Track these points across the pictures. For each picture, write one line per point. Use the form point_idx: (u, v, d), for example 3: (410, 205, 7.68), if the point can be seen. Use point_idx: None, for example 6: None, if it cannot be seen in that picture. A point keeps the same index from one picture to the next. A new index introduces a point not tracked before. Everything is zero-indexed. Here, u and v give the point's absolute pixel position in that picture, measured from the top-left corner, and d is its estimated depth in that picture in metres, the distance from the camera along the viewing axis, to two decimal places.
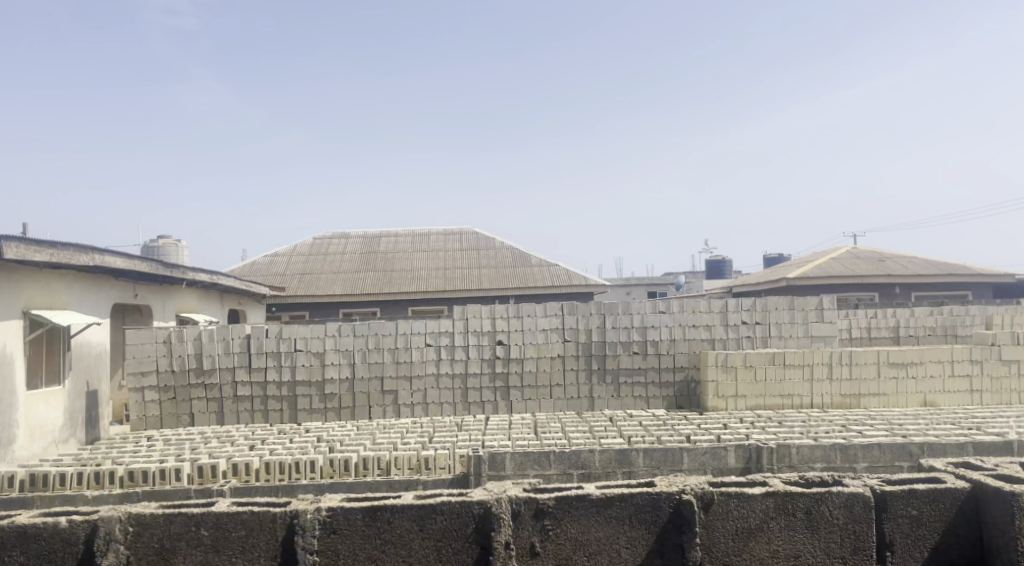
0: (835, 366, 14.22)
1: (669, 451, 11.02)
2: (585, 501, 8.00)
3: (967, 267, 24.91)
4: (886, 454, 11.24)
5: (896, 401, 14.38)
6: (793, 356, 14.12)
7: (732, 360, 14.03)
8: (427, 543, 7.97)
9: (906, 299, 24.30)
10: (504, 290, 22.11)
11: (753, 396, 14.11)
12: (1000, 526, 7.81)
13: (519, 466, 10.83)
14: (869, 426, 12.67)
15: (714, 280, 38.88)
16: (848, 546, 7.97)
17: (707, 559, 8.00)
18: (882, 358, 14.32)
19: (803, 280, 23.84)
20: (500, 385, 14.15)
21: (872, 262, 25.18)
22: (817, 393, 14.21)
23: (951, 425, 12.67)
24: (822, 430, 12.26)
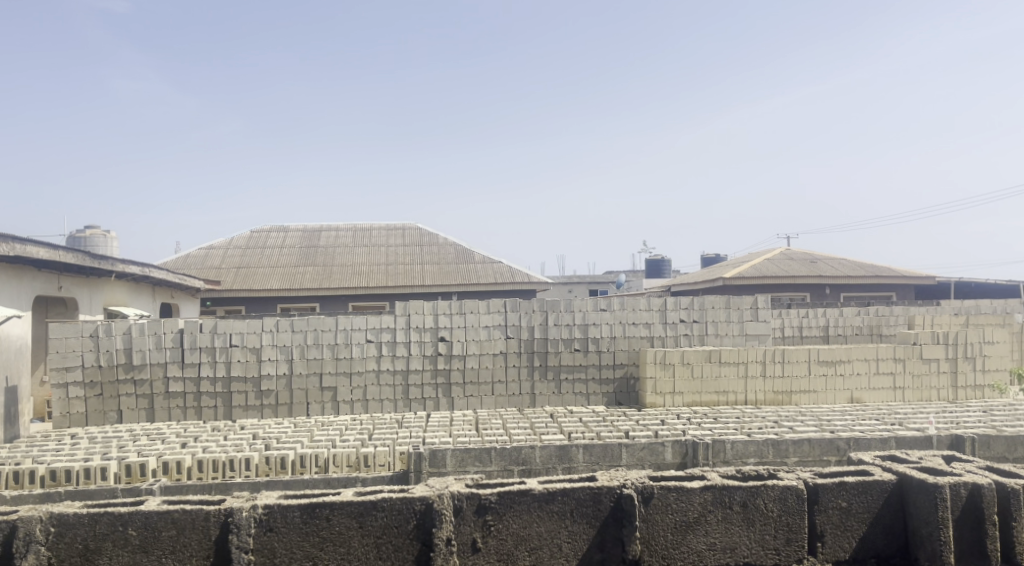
0: (768, 364, 14.47)
1: (608, 446, 11.11)
2: (527, 496, 7.99)
3: (893, 268, 25.62)
4: (815, 449, 11.48)
5: (826, 397, 14.70)
6: (728, 353, 14.32)
7: (670, 357, 14.20)
8: (367, 541, 7.89)
9: (835, 299, 24.86)
10: (445, 288, 22.07)
11: (690, 392, 14.29)
12: (924, 517, 7.98)
13: (459, 462, 10.81)
14: (800, 421, 12.92)
15: (654, 279, 39.25)
16: (781, 538, 8.10)
17: (645, 552, 8.06)
18: (813, 356, 14.63)
19: (739, 278, 24.24)
20: (442, 382, 14.07)
21: (804, 262, 25.71)
22: (751, 389, 14.42)
23: (876, 420, 12.99)
24: (756, 426, 12.47)
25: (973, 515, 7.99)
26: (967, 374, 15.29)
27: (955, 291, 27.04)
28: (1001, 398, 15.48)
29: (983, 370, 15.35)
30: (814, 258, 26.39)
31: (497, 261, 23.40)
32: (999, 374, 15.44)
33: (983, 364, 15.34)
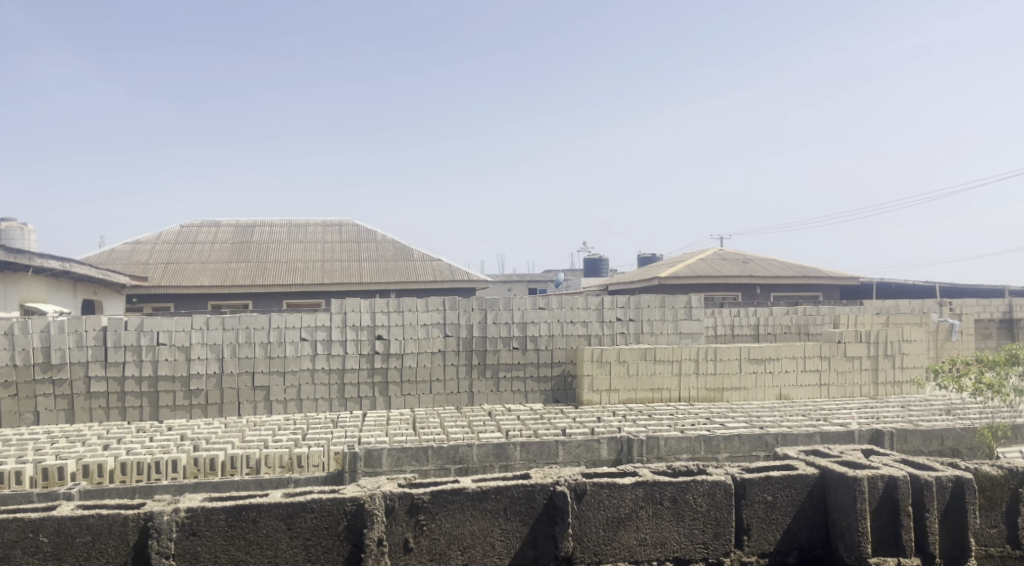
0: (701, 362, 14.69)
1: (545, 444, 11.16)
2: (460, 495, 7.98)
3: (820, 268, 26.25)
4: (745, 444, 11.70)
5: (755, 394, 14.98)
6: (663, 351, 14.50)
7: (607, 355, 14.30)
8: (295, 543, 7.78)
9: (766, 298, 25.38)
10: (383, 285, 21.97)
11: (626, 390, 14.43)
12: (843, 508, 8.13)
13: (395, 462, 10.73)
14: (730, 417, 13.15)
15: (592, 278, 39.54)
16: (709, 532, 8.22)
17: (578, 549, 8.09)
18: (744, 354, 14.90)
19: (672, 278, 24.56)
20: (378, 380, 13.97)
21: (737, 263, 26.17)
22: (685, 386, 14.62)
23: (803, 416, 13.30)
24: (689, 423, 12.65)
25: (890, 506, 8.11)
26: (887, 371, 15.74)
27: (879, 291, 27.83)
28: (919, 392, 15.98)
29: (903, 367, 15.81)
30: (745, 259, 26.89)
31: (436, 259, 23.34)
32: (917, 371, 15.93)
33: (902, 361, 15.81)
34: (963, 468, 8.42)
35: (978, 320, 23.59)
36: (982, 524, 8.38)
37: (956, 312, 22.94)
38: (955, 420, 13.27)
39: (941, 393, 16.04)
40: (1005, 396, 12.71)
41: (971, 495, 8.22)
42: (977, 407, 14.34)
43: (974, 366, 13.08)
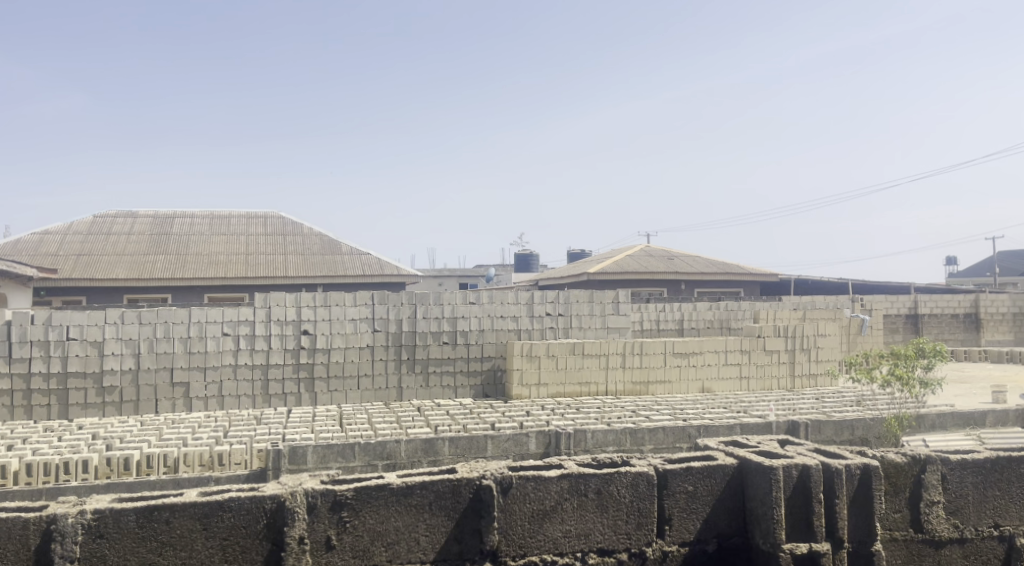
0: (628, 356, 14.88)
1: (474, 438, 11.20)
2: (385, 491, 7.61)
3: (741, 265, 26.86)
4: (668, 436, 11.90)
5: (679, 387, 15.24)
6: (590, 346, 14.63)
7: (536, 350, 14.35)
8: (211, 544, 7.31)
9: (690, 294, 25.79)
10: (309, 280, 21.81)
11: (555, 384, 14.52)
12: (760, 497, 8.00)
13: (320, 458, 10.60)
14: (655, 410, 13.35)
15: (521, 272, 39.72)
16: (633, 523, 8.00)
17: (504, 542, 7.78)
18: (668, 349, 15.15)
19: (598, 273, 24.84)
20: (304, 376, 13.80)
21: (662, 259, 26.55)
22: (612, 380, 14.79)
23: (724, 409, 13.57)
24: (615, 415, 12.81)
25: (802, 496, 8.00)
26: (802, 364, 16.18)
27: (796, 287, 28.63)
28: (833, 384, 16.48)
29: (817, 361, 16.28)
30: (671, 255, 27.30)
31: (363, 253, 23.17)
32: (831, 363, 16.41)
33: (817, 354, 16.27)
34: (870, 456, 8.35)
35: (887, 315, 24.46)
36: (887, 508, 8.26)
37: (867, 307, 23.74)
38: (864, 411, 13.71)
39: (853, 385, 16.59)
40: (913, 388, 13.19)
41: (878, 482, 8.14)
42: (886, 398, 14.83)
43: (887, 359, 13.50)
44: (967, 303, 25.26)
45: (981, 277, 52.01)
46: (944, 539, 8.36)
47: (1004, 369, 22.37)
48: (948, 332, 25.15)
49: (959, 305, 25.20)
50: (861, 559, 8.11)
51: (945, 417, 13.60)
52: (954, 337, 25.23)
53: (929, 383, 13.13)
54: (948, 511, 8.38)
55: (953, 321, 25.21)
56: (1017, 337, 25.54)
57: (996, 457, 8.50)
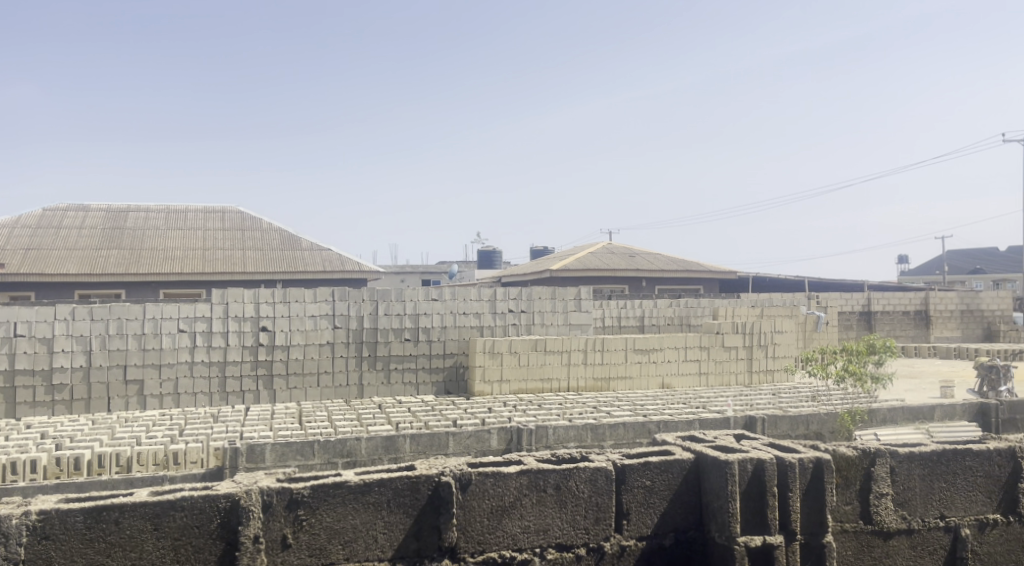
0: (589, 352, 14.97)
1: (435, 436, 11.24)
2: (342, 489, 7.21)
3: (700, 263, 27.13)
4: (628, 432, 12.02)
5: (639, 383, 15.38)
6: (552, 342, 14.69)
7: (498, 346, 14.38)
8: (163, 544, 6.91)
9: (651, 291, 25.92)
10: (268, 276, 21.69)
11: (517, 380, 14.57)
12: (716, 490, 7.61)
13: (279, 457, 10.54)
14: (616, 406, 13.44)
15: (483, 269, 39.78)
16: (591, 518, 7.64)
17: (462, 539, 7.40)
18: (629, 345, 15.27)
19: (558, 270, 24.95)
20: (263, 373, 13.69)
21: (624, 256, 26.71)
22: (573, 376, 14.87)
23: (683, 404, 13.70)
24: (577, 412, 12.88)
25: (755, 489, 7.59)
26: (759, 360, 16.38)
27: (754, 284, 28.96)
28: (789, 379, 16.72)
29: (774, 357, 16.53)
30: (632, 253, 27.48)
31: (324, 248, 23.05)
32: (788, 360, 16.65)
33: (773, 351, 16.51)
34: (822, 449, 7.93)
35: (842, 312, 24.83)
36: (837, 500, 7.83)
37: (823, 305, 24.11)
38: (819, 406, 13.94)
39: (809, 381, 16.81)
40: (865, 383, 13.43)
41: (829, 476, 7.73)
42: (840, 393, 15.06)
43: (840, 355, 13.76)
44: (918, 300, 25.75)
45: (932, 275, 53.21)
46: (892, 531, 7.92)
47: (952, 364, 22.89)
48: (900, 329, 25.63)
49: (911, 302, 25.67)
50: (812, 554, 7.66)
51: (896, 412, 13.85)
52: (905, 334, 25.74)
53: (880, 379, 13.47)
54: (896, 503, 7.95)
55: (905, 318, 25.68)
56: (966, 334, 26.15)
57: (945, 449, 8.10)
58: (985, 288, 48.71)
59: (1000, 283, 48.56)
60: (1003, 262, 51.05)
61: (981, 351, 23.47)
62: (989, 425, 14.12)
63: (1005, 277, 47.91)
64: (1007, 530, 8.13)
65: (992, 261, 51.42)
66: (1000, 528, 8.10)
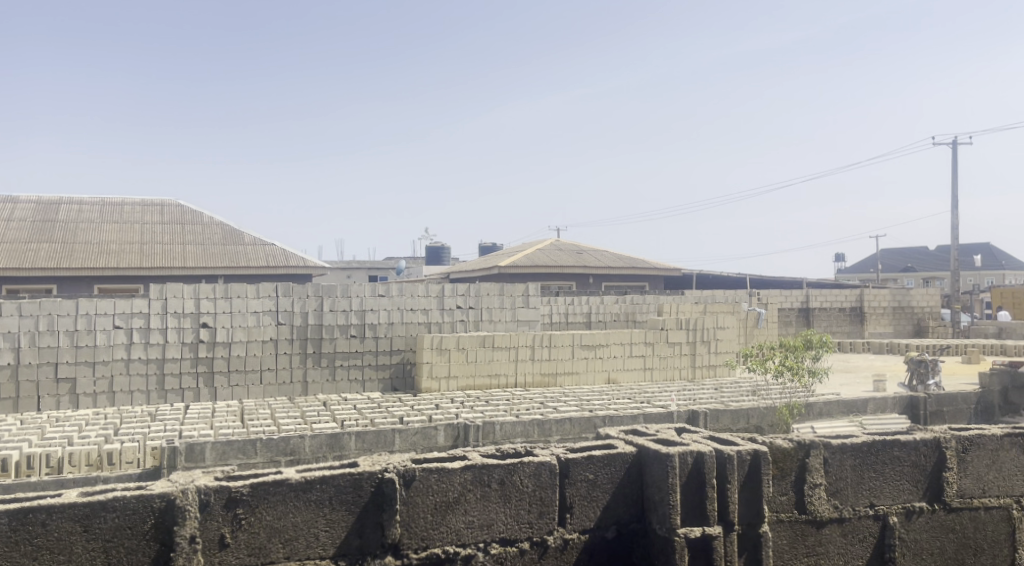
0: (537, 348, 15.05)
1: (381, 433, 11.18)
2: (282, 487, 6.77)
3: (646, 260, 27.39)
4: (575, 427, 12.15)
5: (585, 379, 15.51)
6: (500, 338, 14.73)
7: (446, 343, 14.35)
8: (93, 546, 6.44)
9: (598, 287, 26.13)
10: (210, 270, 21.46)
11: (464, 377, 14.55)
12: (656, 482, 7.30)
13: (220, 456, 10.40)
14: (562, 402, 13.54)
15: (432, 265, 39.68)
16: (535, 513, 7.25)
17: (406, 535, 6.97)
18: (576, 341, 15.40)
19: (505, 266, 24.98)
20: (203, 370, 13.47)
21: (572, 253, 26.84)
22: (521, 372, 14.93)
23: (628, 399, 13.87)
24: (524, 407, 12.95)
25: (695, 479, 7.31)
26: (702, 355, 16.67)
27: (697, 282, 29.35)
28: (731, 374, 17.01)
29: (717, 352, 16.80)
30: (579, 249, 27.66)
31: (267, 243, 22.82)
32: (729, 355, 16.94)
33: (716, 346, 16.78)
34: (758, 441, 7.75)
35: (781, 308, 25.33)
36: (773, 491, 7.66)
37: (763, 302, 24.58)
38: (759, 400, 14.20)
39: (750, 376, 17.11)
40: (802, 377, 13.74)
41: (767, 466, 7.54)
42: (778, 388, 15.37)
43: (778, 350, 14.02)
44: (853, 297, 26.37)
45: (868, 274, 54.58)
46: (825, 519, 7.77)
47: (885, 359, 23.53)
48: (837, 324, 26.17)
49: (846, 299, 26.27)
50: (749, 544, 7.46)
51: (831, 405, 14.17)
52: (842, 329, 26.30)
53: (817, 373, 13.75)
54: (829, 492, 7.80)
55: (841, 314, 26.25)
56: (898, 330, 26.87)
57: (874, 439, 7.97)
58: (916, 285, 50.23)
59: (930, 279, 50.11)
60: (934, 260, 52.60)
61: (912, 346, 24.13)
62: (918, 417, 14.59)
63: (935, 275, 49.49)
64: (932, 518, 8.00)
65: (924, 258, 52.91)
66: (926, 515, 7.97)
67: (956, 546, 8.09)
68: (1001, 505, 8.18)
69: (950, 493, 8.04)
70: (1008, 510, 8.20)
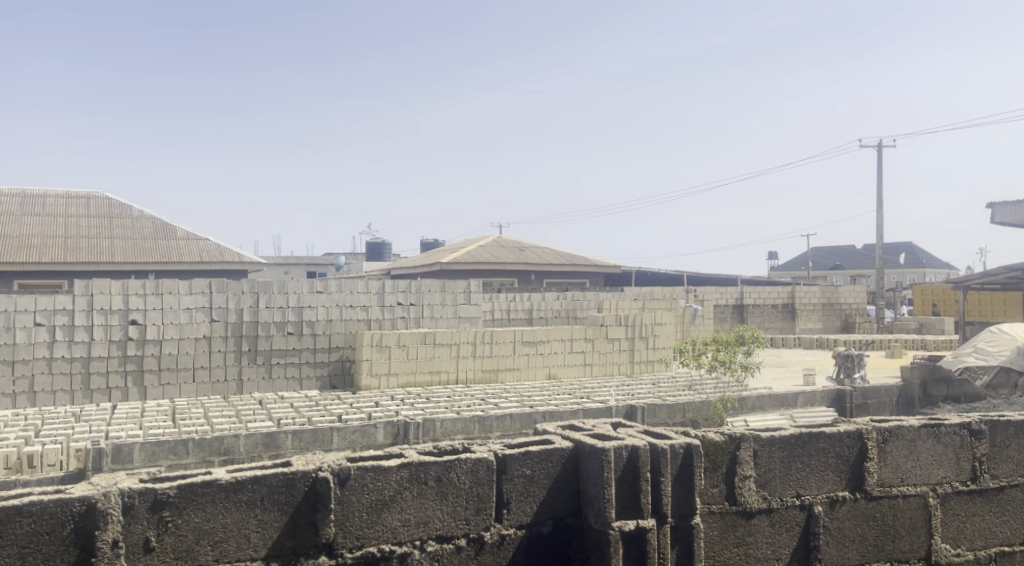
0: (478, 345, 15.04)
1: (319, 432, 11.07)
2: (213, 487, 5.84)
3: (586, 257, 27.61)
4: (515, 423, 12.20)
5: (527, 374, 15.56)
6: (442, 335, 14.67)
7: (386, 340, 14.24)
8: (6, 553, 5.47)
9: (539, 285, 26.25)
10: (139, 266, 21.01)
11: (404, 373, 14.47)
12: (592, 476, 6.47)
13: (148, 457, 10.17)
14: (504, 398, 13.53)
15: (373, 261, 39.49)
16: (472, 510, 6.34)
17: (341, 534, 6.04)
18: (517, 337, 15.45)
19: (446, 262, 24.92)
20: (131, 368, 13.14)
21: (513, 250, 26.89)
22: (462, 368, 14.91)
23: (569, 395, 13.95)
24: (465, 404, 12.93)
25: (627, 475, 6.49)
26: (640, 351, 16.84)
27: (636, 279, 29.73)
28: (667, 370, 17.19)
29: (654, 348, 16.99)
30: (521, 246, 27.76)
31: (200, 238, 22.46)
32: (666, 351, 17.15)
33: (653, 342, 16.98)
34: (689, 434, 7.02)
35: (716, 305, 25.76)
36: (704, 484, 6.91)
37: (699, 300, 24.93)
38: (694, 395, 14.39)
39: (686, 370, 17.34)
40: (735, 371, 13.94)
41: (700, 460, 6.74)
42: (714, 382, 15.57)
43: (711, 345, 14.22)
44: (785, 294, 26.92)
45: (797, 273, 55.98)
46: (754, 510, 7.04)
47: (815, 353, 24.15)
48: (769, 321, 26.70)
49: (779, 296, 26.79)
50: (682, 536, 6.65)
51: (764, 399, 14.43)
52: (774, 325, 26.84)
53: (750, 367, 13.98)
54: (759, 484, 7.09)
55: (774, 311, 26.76)
56: (827, 326, 27.56)
57: (800, 430, 7.32)
58: (843, 283, 51.73)
59: (857, 278, 51.65)
60: (861, 259, 54.20)
61: (840, 341, 24.76)
62: (845, 410, 14.97)
63: (861, 273, 50.99)
64: (854, 507, 7.33)
65: (851, 257, 54.39)
66: (849, 504, 7.30)
67: (881, 538, 7.40)
68: (921, 494, 7.51)
69: (871, 481, 7.38)
70: (930, 499, 7.52)
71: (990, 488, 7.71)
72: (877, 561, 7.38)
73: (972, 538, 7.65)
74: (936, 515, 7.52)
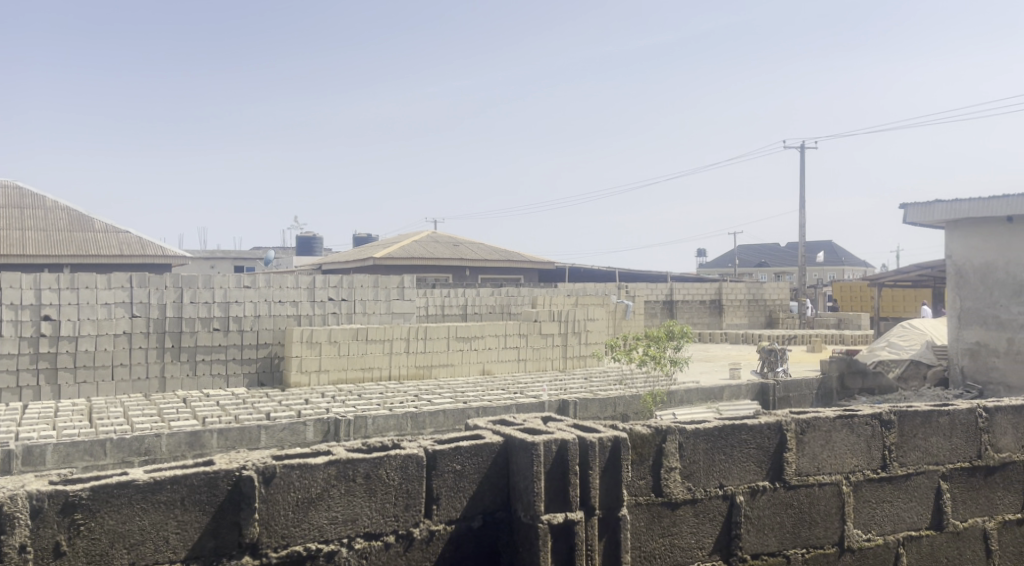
0: (411, 341, 14.95)
1: (246, 430, 10.84)
2: (129, 488, 5.62)
3: (519, 253, 27.70)
4: (447, 419, 12.12)
5: (461, 370, 15.54)
6: (374, 331, 14.53)
7: (316, 336, 14.00)
8: None
9: (473, 280, 26.21)
10: (55, 259, 20.37)
11: (335, 370, 14.27)
12: (522, 471, 6.45)
13: (62, 458, 9.82)
14: (437, 394, 13.47)
15: (303, 256, 38.93)
16: (401, 506, 6.26)
17: (265, 534, 5.90)
18: (451, 333, 15.41)
19: (379, 258, 24.70)
20: (45, 367, 12.66)
21: (448, 245, 26.82)
22: (394, 364, 14.79)
23: (502, 390, 13.96)
24: (397, 401, 12.82)
25: (556, 470, 6.49)
26: (573, 346, 16.94)
27: (569, 275, 29.91)
28: (599, 365, 17.35)
29: (586, 343, 17.11)
30: (455, 241, 27.69)
31: (120, 230, 21.88)
32: (598, 346, 17.30)
33: (586, 337, 17.09)
34: (617, 427, 7.04)
35: (647, 301, 26.05)
36: (631, 476, 6.94)
37: (630, 295, 25.21)
38: (625, 389, 14.53)
39: (617, 365, 17.52)
40: (664, 366, 14.11)
41: (627, 453, 6.78)
42: (643, 377, 15.76)
43: (641, 340, 14.35)
44: (713, 290, 27.38)
45: (724, 269, 57.02)
46: (678, 500, 7.12)
47: (741, 348, 24.66)
48: (697, 316, 27.14)
49: (707, 292, 27.24)
50: (609, 528, 6.68)
51: (691, 393, 14.64)
52: (703, 320, 27.28)
53: (678, 361, 14.17)
54: (683, 475, 7.17)
55: (701, 307, 27.19)
56: (753, 321, 28.15)
57: (723, 422, 7.43)
58: (768, 280, 52.90)
59: (780, 274, 52.80)
60: (785, 256, 55.47)
61: (765, 336, 25.30)
62: (768, 402, 15.29)
63: (784, 270, 52.19)
64: (774, 497, 7.49)
65: (775, 254, 55.63)
66: (769, 493, 7.45)
67: (798, 525, 7.56)
68: (835, 482, 7.70)
69: (790, 471, 7.55)
70: (843, 487, 7.72)
71: (899, 475, 7.94)
72: (794, 548, 7.53)
73: (883, 523, 7.86)
74: (849, 502, 7.72)
